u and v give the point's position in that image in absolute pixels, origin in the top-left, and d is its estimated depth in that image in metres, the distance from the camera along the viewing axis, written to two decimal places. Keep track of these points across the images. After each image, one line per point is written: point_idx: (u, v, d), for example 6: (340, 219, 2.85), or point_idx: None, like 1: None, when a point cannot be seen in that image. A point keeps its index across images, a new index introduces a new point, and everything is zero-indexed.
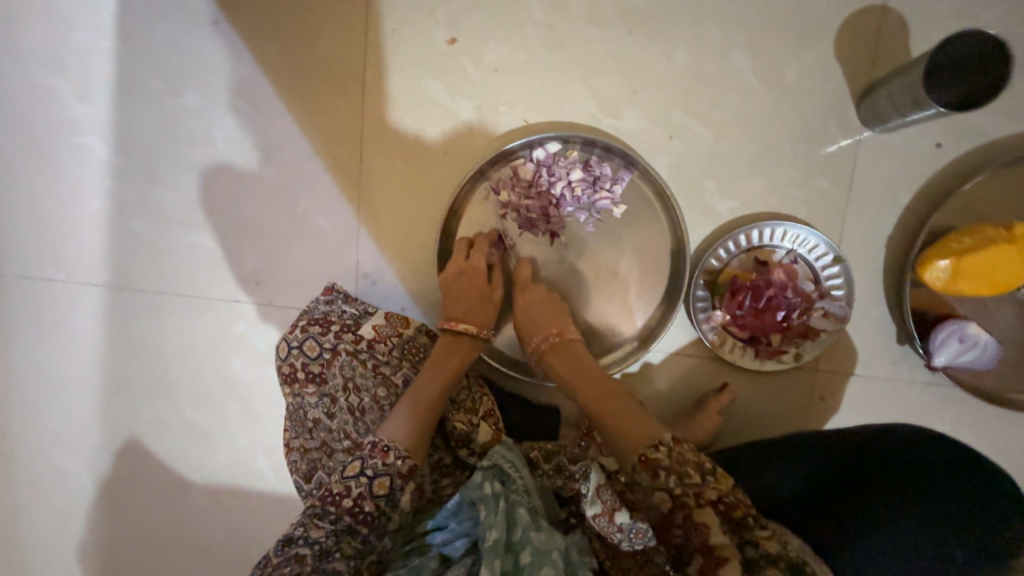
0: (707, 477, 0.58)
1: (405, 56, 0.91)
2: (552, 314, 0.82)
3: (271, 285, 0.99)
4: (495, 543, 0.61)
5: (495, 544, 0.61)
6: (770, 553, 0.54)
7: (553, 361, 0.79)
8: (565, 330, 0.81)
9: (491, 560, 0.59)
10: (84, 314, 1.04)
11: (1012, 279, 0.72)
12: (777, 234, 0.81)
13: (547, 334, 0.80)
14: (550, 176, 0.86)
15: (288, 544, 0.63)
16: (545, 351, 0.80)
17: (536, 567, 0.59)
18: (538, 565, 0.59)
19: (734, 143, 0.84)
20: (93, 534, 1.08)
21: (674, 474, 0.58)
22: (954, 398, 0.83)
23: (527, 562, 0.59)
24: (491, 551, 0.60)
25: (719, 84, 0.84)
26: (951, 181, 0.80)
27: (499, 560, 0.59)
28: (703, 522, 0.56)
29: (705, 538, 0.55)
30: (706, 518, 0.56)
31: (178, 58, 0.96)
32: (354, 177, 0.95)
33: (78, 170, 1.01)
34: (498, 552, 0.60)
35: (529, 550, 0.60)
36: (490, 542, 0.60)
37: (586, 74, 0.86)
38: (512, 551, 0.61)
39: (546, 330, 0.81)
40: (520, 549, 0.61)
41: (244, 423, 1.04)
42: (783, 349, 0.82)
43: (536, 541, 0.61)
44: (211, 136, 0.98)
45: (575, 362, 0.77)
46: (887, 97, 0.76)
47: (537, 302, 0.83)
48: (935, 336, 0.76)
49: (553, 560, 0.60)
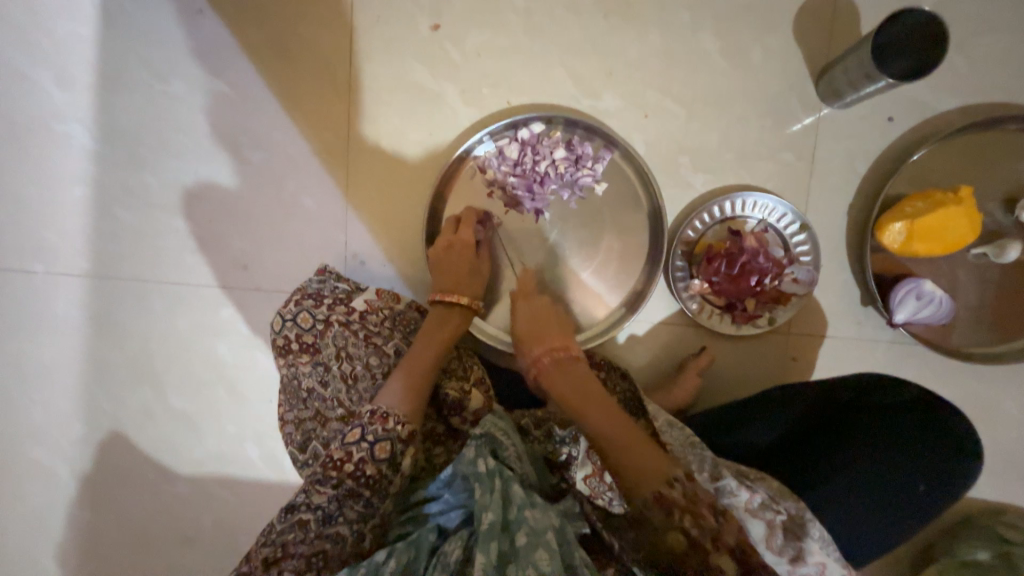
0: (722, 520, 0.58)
1: (390, 41, 0.94)
2: (557, 330, 0.82)
3: (259, 269, 1.00)
4: (491, 525, 0.60)
5: (491, 527, 0.60)
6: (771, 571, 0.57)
7: (555, 377, 0.76)
8: (570, 347, 0.79)
9: (487, 544, 0.59)
10: (64, 304, 1.02)
11: (961, 238, 0.79)
12: (748, 205, 0.87)
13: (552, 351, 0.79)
14: (534, 155, 0.89)
15: (291, 510, 0.65)
16: (549, 365, 0.77)
17: (532, 549, 0.58)
18: (533, 546, 0.59)
19: (705, 120, 0.89)
20: (74, 531, 1.05)
21: (689, 516, 0.59)
22: (916, 355, 0.89)
23: (524, 542, 0.59)
24: (487, 534, 0.60)
25: (689, 65, 0.89)
26: (904, 153, 0.87)
27: (495, 542, 0.59)
28: (717, 564, 0.56)
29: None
30: (721, 562, 0.56)
31: (162, 45, 0.97)
32: (341, 160, 0.97)
33: (59, 158, 1.00)
34: (494, 534, 0.60)
35: (524, 530, 0.60)
36: (485, 525, 0.60)
37: (564, 57, 0.91)
38: (508, 532, 0.61)
39: (552, 344, 0.79)
40: (516, 529, 0.61)
41: (232, 409, 1.03)
42: (758, 314, 0.87)
43: (532, 521, 0.61)
44: (196, 122, 0.98)
45: (580, 378, 0.75)
46: (842, 75, 0.82)
47: (538, 316, 0.84)
48: (894, 294, 0.82)
49: (548, 541, 0.59)
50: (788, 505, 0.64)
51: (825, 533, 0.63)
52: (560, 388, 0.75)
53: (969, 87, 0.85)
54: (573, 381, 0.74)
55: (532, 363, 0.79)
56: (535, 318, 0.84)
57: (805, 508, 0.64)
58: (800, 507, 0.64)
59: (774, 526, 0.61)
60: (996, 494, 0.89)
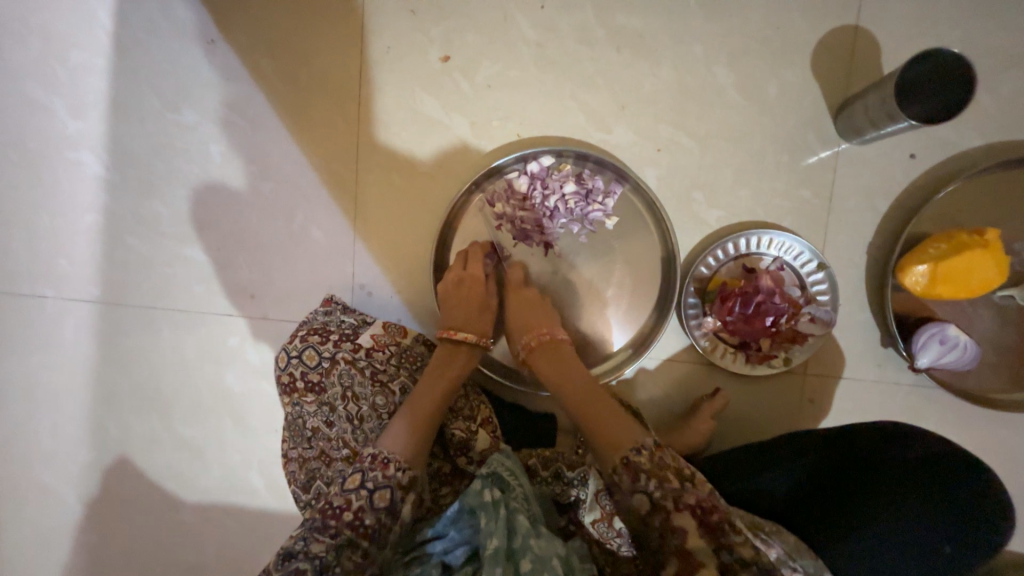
0: (686, 484, 0.61)
1: (401, 73, 0.94)
2: (544, 316, 0.84)
3: (266, 298, 0.99)
4: (496, 551, 0.61)
5: (496, 552, 0.61)
6: (743, 558, 0.57)
7: (537, 360, 0.80)
8: (553, 332, 0.82)
9: (491, 571, 0.60)
10: (74, 331, 1.03)
11: (987, 281, 0.76)
12: (763, 242, 0.84)
13: (535, 335, 0.82)
14: (543, 189, 0.88)
15: (289, 558, 0.62)
16: (533, 349, 0.81)
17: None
18: (539, 572, 0.60)
19: (719, 155, 0.87)
20: (79, 557, 1.05)
21: (655, 479, 0.61)
22: (939, 398, 0.85)
23: (528, 570, 0.60)
24: (492, 560, 0.61)
25: (704, 99, 0.87)
26: (926, 190, 0.84)
27: (500, 570, 0.60)
28: (680, 525, 0.59)
29: (682, 539, 0.58)
30: (682, 521, 0.59)
31: (175, 75, 0.98)
32: (350, 191, 0.97)
33: (71, 185, 1.01)
34: (498, 560, 0.61)
35: (529, 558, 0.61)
36: (490, 551, 0.61)
37: (576, 90, 0.90)
38: (513, 559, 0.62)
39: (536, 329, 0.82)
40: (520, 557, 0.62)
41: (237, 438, 1.02)
42: (773, 353, 0.84)
43: (536, 549, 0.62)
44: (207, 151, 0.98)
45: (562, 358, 0.79)
46: (862, 111, 0.79)
47: (525, 303, 0.85)
48: (916, 338, 0.79)
49: (553, 567, 0.61)
50: (805, 563, 0.64)
51: None
52: (545, 370, 0.79)
53: (995, 123, 0.83)
54: (555, 364, 0.79)
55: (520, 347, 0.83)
56: (523, 303, 0.85)
57: (822, 567, 0.64)
58: (818, 566, 0.64)
59: None
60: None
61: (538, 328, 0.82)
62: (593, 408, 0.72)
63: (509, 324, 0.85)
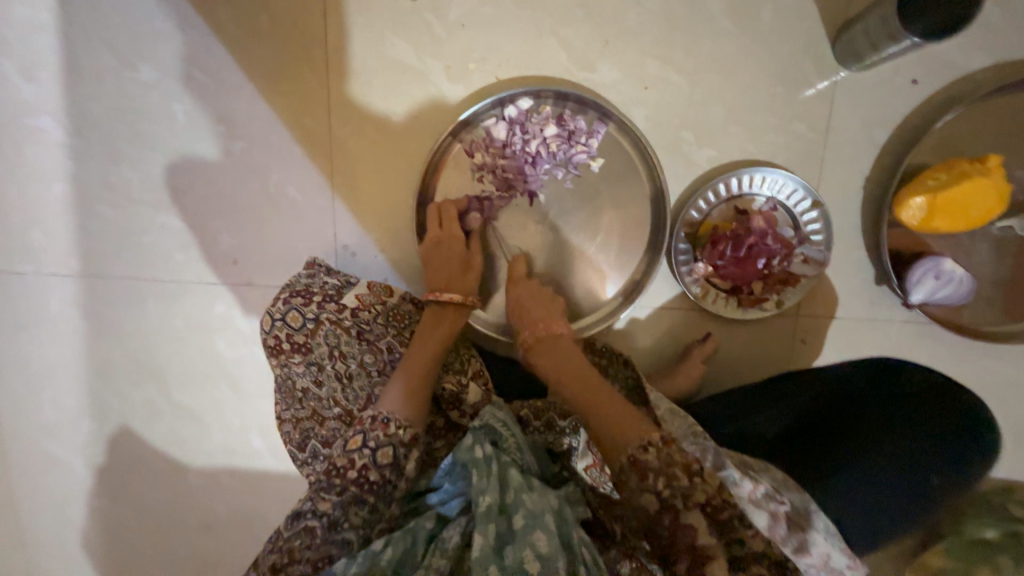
0: (695, 479, 0.56)
1: (369, 15, 0.87)
2: (547, 309, 0.80)
3: (249, 264, 0.97)
4: (489, 508, 0.60)
5: (489, 509, 0.60)
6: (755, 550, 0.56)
7: (539, 354, 0.76)
8: (557, 326, 0.78)
9: (485, 527, 0.59)
10: (58, 305, 1.01)
11: (986, 212, 0.73)
12: (755, 182, 0.82)
13: (540, 330, 0.77)
14: (524, 134, 0.84)
15: (298, 517, 0.63)
16: (537, 344, 0.76)
17: (529, 531, 0.58)
18: (532, 528, 0.59)
19: (709, 90, 0.83)
20: (94, 523, 1.09)
21: (664, 478, 0.57)
22: (931, 334, 0.85)
23: (521, 525, 0.59)
24: (485, 517, 0.60)
25: (693, 29, 0.81)
26: (927, 118, 0.80)
27: (493, 525, 0.59)
28: (689, 523, 0.55)
29: (692, 537, 0.55)
30: (692, 519, 0.55)
31: (128, 28, 0.91)
32: (324, 147, 0.92)
33: (35, 154, 0.96)
34: (491, 517, 0.60)
35: (522, 514, 0.60)
36: (483, 508, 0.60)
37: (556, 25, 0.84)
38: (506, 514, 0.61)
39: (539, 324, 0.78)
40: (513, 512, 0.61)
41: (234, 404, 1.03)
42: (765, 296, 0.83)
43: (529, 504, 0.61)
44: (171, 111, 0.93)
45: (563, 352, 0.75)
46: (862, 33, 0.74)
47: (528, 296, 0.81)
48: (911, 273, 0.77)
49: (545, 522, 0.60)
50: (792, 496, 0.62)
51: (830, 524, 0.60)
52: (547, 366, 0.75)
53: (1003, 41, 0.77)
54: (558, 356, 0.74)
55: (521, 343, 0.78)
56: (522, 300, 0.81)
57: (809, 500, 0.62)
58: (804, 499, 0.62)
59: (778, 517, 0.59)
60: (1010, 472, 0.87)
61: (541, 322, 0.78)
62: (601, 399, 0.67)
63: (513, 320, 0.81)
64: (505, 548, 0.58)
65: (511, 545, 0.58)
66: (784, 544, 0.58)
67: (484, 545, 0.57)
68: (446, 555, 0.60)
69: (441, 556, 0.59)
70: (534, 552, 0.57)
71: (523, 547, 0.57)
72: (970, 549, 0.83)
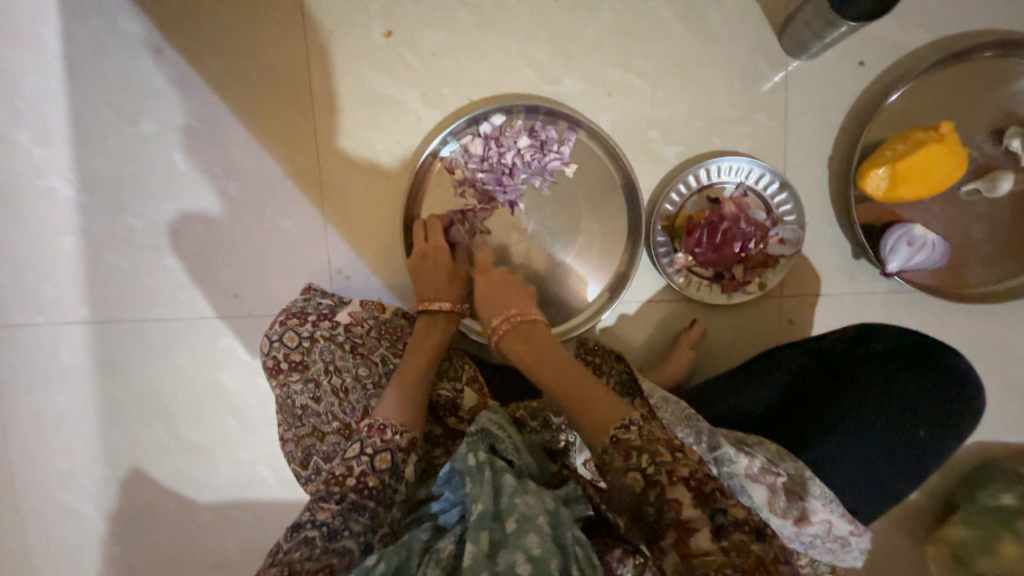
0: (678, 456, 0.57)
1: (347, 54, 0.94)
2: (515, 298, 0.80)
3: (250, 296, 1.01)
4: (481, 516, 0.61)
5: (481, 516, 0.61)
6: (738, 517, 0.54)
7: (510, 340, 0.75)
8: (526, 310, 0.77)
9: (477, 535, 0.59)
10: (71, 353, 1.05)
11: (947, 176, 0.76)
12: (723, 170, 0.85)
13: (511, 317, 0.77)
14: (499, 148, 0.89)
15: (297, 528, 0.64)
16: (507, 330, 0.75)
17: (522, 535, 0.59)
18: (525, 531, 0.59)
19: (670, 91, 0.87)
20: (110, 569, 1.09)
21: (648, 455, 0.58)
22: (915, 302, 0.86)
23: (513, 529, 0.60)
24: (479, 523, 0.60)
25: (648, 36, 0.87)
26: (879, 96, 0.84)
27: (485, 532, 0.60)
28: (674, 497, 0.54)
29: (677, 512, 0.54)
30: (677, 493, 0.55)
31: (130, 88, 0.99)
32: (314, 178, 0.98)
33: (46, 211, 1.03)
34: (485, 523, 0.60)
35: (514, 518, 0.61)
36: (475, 515, 0.61)
37: (521, 46, 0.90)
38: (501, 520, 0.62)
39: (508, 310, 0.78)
40: (507, 516, 0.61)
41: (242, 435, 1.05)
42: (747, 280, 0.85)
43: (522, 507, 0.62)
44: (171, 159, 1.00)
45: (540, 338, 0.74)
46: (804, 25, 0.79)
47: (496, 283, 0.83)
48: (884, 243, 0.79)
49: (540, 525, 0.60)
50: (788, 467, 0.62)
51: (828, 490, 0.60)
52: (520, 352, 0.74)
53: (940, 19, 0.82)
54: (531, 342, 0.73)
55: (492, 331, 0.77)
56: (492, 285, 0.83)
57: (804, 467, 0.62)
58: (799, 467, 0.62)
59: (776, 490, 0.60)
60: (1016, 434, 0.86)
61: (509, 308, 0.78)
62: (574, 384, 0.67)
63: (480, 307, 0.81)
64: (497, 553, 0.58)
65: (504, 549, 0.58)
66: (783, 514, 0.60)
67: (475, 554, 0.57)
68: (441, 563, 0.59)
69: (437, 565, 0.59)
70: (527, 556, 0.57)
71: (515, 551, 0.58)
72: (986, 516, 0.81)
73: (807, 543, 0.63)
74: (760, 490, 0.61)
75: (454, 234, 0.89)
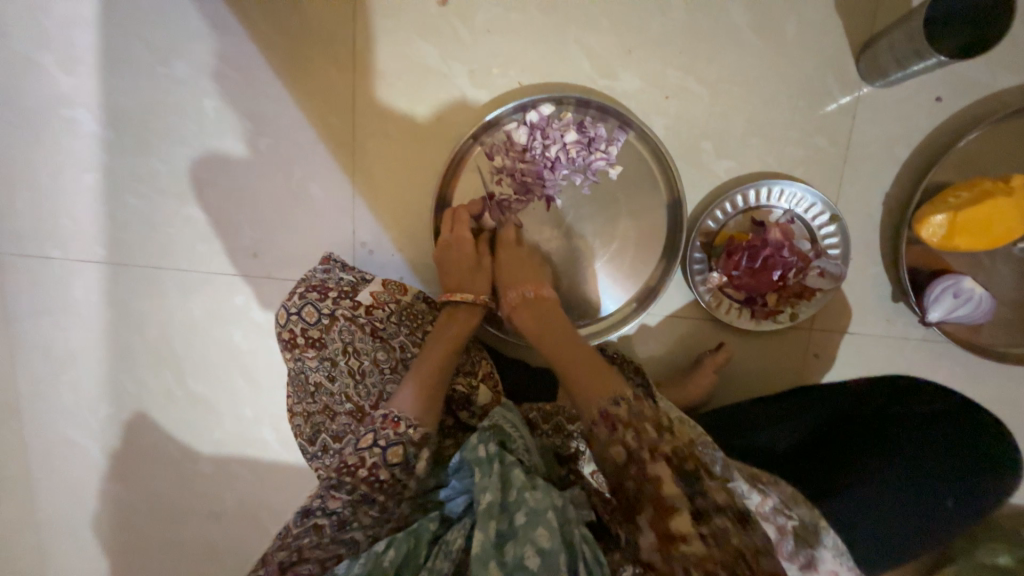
0: (664, 435, 0.57)
1: (395, 17, 0.89)
2: (533, 275, 0.82)
3: (269, 257, 0.99)
4: (490, 506, 0.61)
5: (489, 508, 0.61)
6: (719, 504, 0.54)
7: (524, 317, 0.77)
8: (542, 290, 0.80)
9: (485, 523, 0.59)
10: (83, 291, 1.04)
11: (1009, 232, 0.73)
12: (773, 194, 0.82)
13: (527, 293, 0.79)
14: (544, 139, 0.85)
15: (307, 515, 0.64)
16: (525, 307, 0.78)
17: (531, 528, 0.59)
18: (534, 524, 0.59)
19: (730, 102, 0.83)
20: (106, 507, 1.11)
21: (632, 431, 0.58)
22: (947, 353, 0.84)
23: (523, 522, 0.60)
24: (486, 514, 0.60)
25: (716, 41, 0.82)
26: (950, 136, 0.80)
27: (493, 522, 0.60)
28: (656, 474, 0.55)
29: (656, 487, 0.54)
30: (658, 470, 0.55)
31: (164, 24, 0.94)
32: (347, 145, 0.94)
33: (69, 144, 0.99)
34: (492, 514, 0.61)
35: (523, 512, 0.60)
36: (484, 505, 0.61)
37: (580, 34, 0.85)
38: (508, 512, 0.62)
39: (524, 287, 0.80)
40: (516, 510, 0.61)
41: (248, 394, 1.05)
42: (779, 309, 0.83)
43: (532, 502, 0.61)
44: (201, 106, 0.96)
45: (552, 317, 0.76)
46: (887, 50, 0.74)
47: (514, 260, 0.83)
48: (930, 290, 0.77)
49: (549, 519, 0.60)
50: (802, 512, 0.61)
51: (840, 542, 0.61)
52: (532, 328, 0.76)
53: None
54: (543, 320, 0.76)
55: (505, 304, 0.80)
56: (511, 262, 0.83)
57: (818, 515, 0.61)
58: (813, 514, 0.61)
59: (786, 533, 0.60)
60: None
61: (527, 287, 0.80)
62: (576, 363, 0.67)
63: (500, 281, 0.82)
64: (505, 544, 0.59)
65: (510, 541, 0.59)
66: (791, 558, 0.60)
67: (484, 542, 0.58)
68: (449, 556, 0.60)
69: (445, 557, 0.60)
70: (536, 548, 0.57)
71: (524, 543, 0.58)
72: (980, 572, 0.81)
73: None
74: (768, 530, 0.60)
75: (481, 222, 0.87)
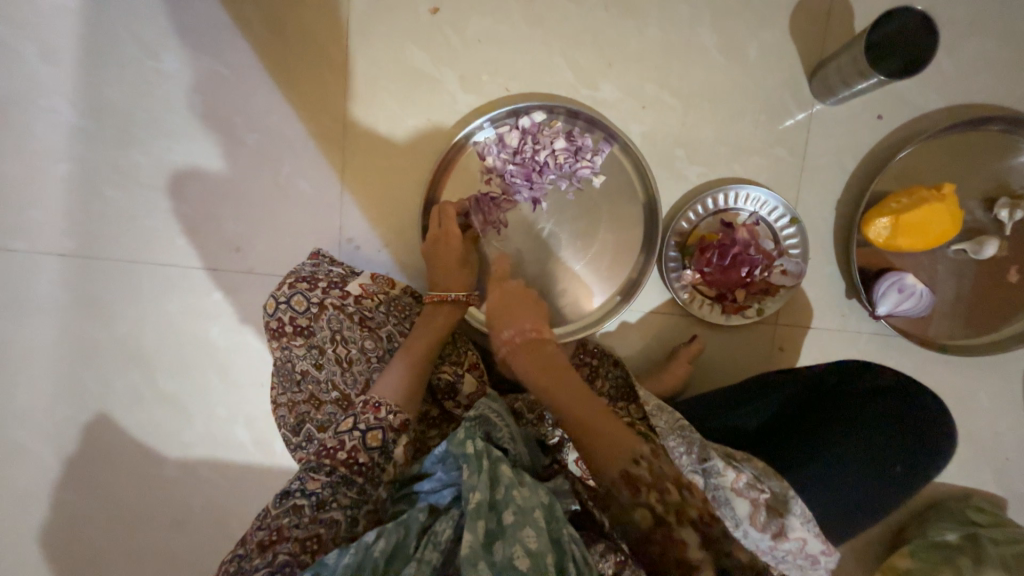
0: (687, 495, 0.58)
1: (390, 24, 0.93)
2: (531, 313, 0.77)
3: (252, 251, 0.99)
4: (478, 505, 0.60)
5: (478, 507, 0.60)
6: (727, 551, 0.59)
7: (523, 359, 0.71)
8: (543, 330, 0.74)
9: (474, 523, 0.58)
10: (47, 283, 1.00)
11: (942, 234, 0.82)
12: (741, 197, 0.89)
13: (527, 332, 0.73)
14: (535, 144, 0.89)
15: (287, 496, 0.65)
16: (523, 347, 0.71)
17: (519, 528, 0.58)
18: (522, 524, 0.58)
19: (700, 115, 0.91)
20: (58, 516, 1.03)
21: (657, 492, 0.58)
22: (894, 345, 0.92)
23: (511, 520, 0.59)
24: (474, 512, 0.59)
25: (687, 59, 0.90)
26: (889, 151, 0.90)
27: (482, 521, 0.58)
28: (681, 539, 0.56)
29: (681, 549, 0.56)
30: (683, 534, 0.56)
31: (156, 18, 0.95)
32: (337, 143, 0.97)
33: (44, 133, 0.97)
34: (481, 513, 0.59)
35: (511, 510, 0.60)
36: (473, 505, 0.60)
37: (565, 47, 0.91)
38: (495, 510, 0.61)
39: (522, 325, 0.74)
40: (504, 507, 0.61)
41: (224, 392, 1.02)
42: (747, 304, 0.89)
43: (520, 500, 0.61)
44: (189, 100, 0.96)
45: (552, 359, 0.70)
46: (835, 71, 0.84)
47: (511, 301, 0.79)
48: (878, 287, 0.85)
49: (536, 518, 0.60)
50: (772, 484, 0.63)
51: (807, 510, 0.62)
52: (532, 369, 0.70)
53: (955, 88, 0.88)
54: (543, 361, 0.69)
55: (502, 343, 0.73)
56: (508, 301, 0.79)
57: (788, 486, 0.63)
58: (783, 486, 0.63)
59: (759, 505, 0.62)
60: (968, 479, 0.93)
61: (523, 323, 0.74)
62: (588, 411, 0.64)
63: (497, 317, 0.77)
64: (495, 543, 0.58)
65: (500, 540, 0.58)
66: (761, 528, 0.62)
67: (472, 542, 0.56)
68: (438, 548, 0.59)
69: (433, 548, 0.59)
70: (525, 549, 0.56)
71: (513, 543, 0.57)
72: (931, 551, 0.88)
73: (780, 558, 0.64)
74: (743, 504, 0.63)
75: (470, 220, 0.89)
